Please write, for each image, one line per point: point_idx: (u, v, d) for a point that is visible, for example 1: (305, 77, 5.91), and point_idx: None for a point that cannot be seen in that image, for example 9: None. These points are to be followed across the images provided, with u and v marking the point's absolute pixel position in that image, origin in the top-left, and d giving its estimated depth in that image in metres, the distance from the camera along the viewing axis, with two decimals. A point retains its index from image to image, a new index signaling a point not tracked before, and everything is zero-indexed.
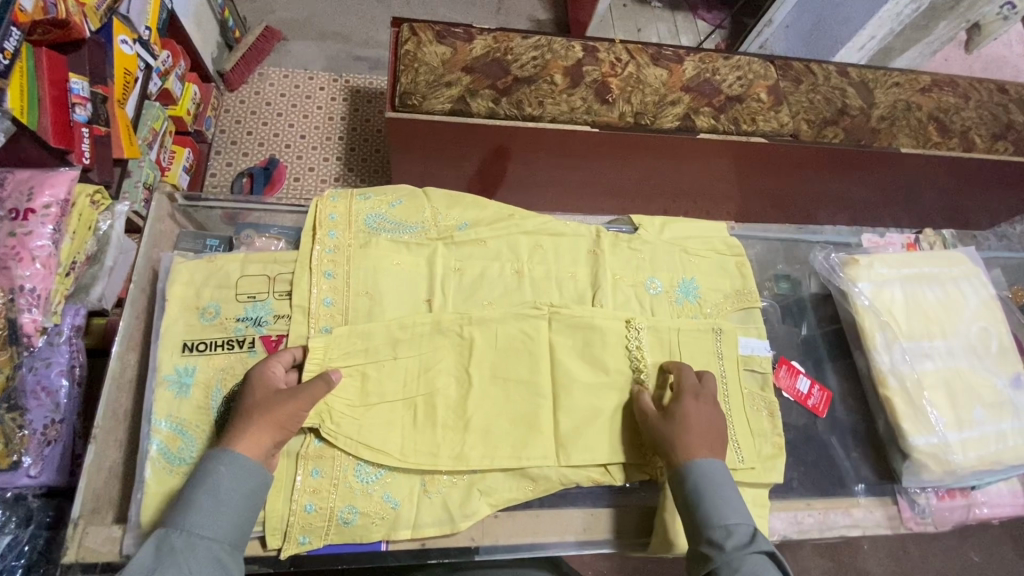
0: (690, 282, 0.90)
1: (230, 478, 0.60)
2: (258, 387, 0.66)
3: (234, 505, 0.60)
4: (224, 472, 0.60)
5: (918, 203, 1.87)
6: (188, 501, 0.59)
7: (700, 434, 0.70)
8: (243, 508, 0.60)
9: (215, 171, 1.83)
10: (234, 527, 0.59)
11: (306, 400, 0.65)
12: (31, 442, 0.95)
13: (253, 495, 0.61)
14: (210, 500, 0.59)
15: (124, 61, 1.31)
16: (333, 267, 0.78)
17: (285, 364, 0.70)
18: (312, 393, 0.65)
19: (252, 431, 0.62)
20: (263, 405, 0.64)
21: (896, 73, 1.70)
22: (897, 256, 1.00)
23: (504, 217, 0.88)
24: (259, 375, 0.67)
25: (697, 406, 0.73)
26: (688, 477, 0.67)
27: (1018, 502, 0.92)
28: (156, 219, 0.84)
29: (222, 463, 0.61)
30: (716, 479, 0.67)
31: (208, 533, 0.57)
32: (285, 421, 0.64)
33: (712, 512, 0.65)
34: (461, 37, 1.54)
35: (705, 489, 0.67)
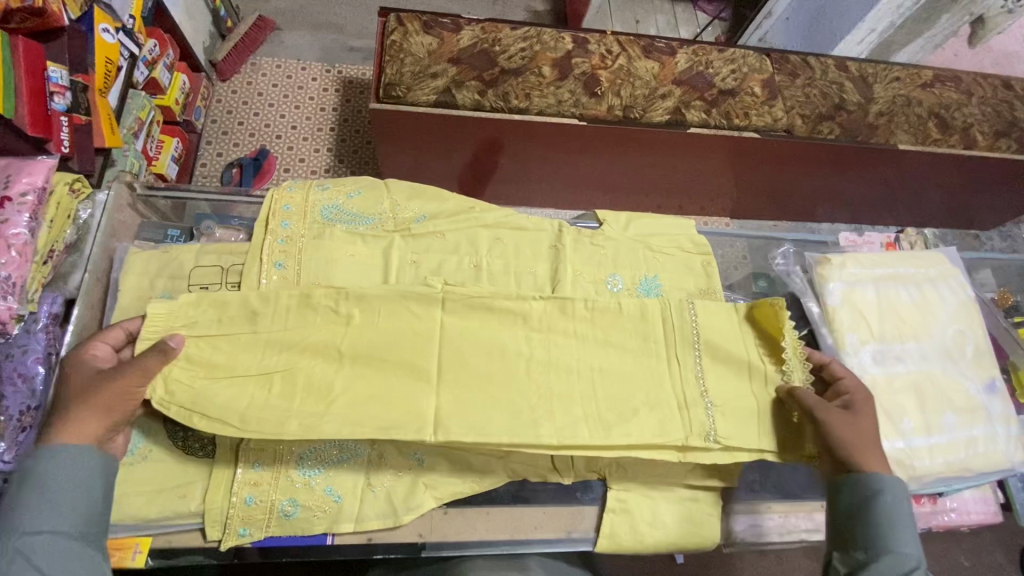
0: (652, 280, 0.91)
1: (55, 472, 0.60)
2: (78, 374, 0.65)
3: (69, 493, 0.60)
4: (47, 469, 0.60)
5: (918, 200, 1.82)
6: (14, 502, 0.59)
7: (866, 438, 0.72)
8: (82, 494, 0.61)
9: (205, 162, 1.83)
10: (79, 517, 0.60)
11: (136, 375, 0.64)
12: (6, 428, 0.87)
13: (90, 480, 0.61)
14: (38, 499, 0.58)
15: (105, 49, 1.28)
16: (284, 258, 0.80)
17: (113, 343, 0.69)
18: (141, 367, 0.64)
19: (75, 420, 0.62)
20: (82, 393, 0.63)
21: (897, 68, 1.65)
22: (873, 256, 0.98)
23: (464, 209, 0.89)
24: (78, 359, 0.66)
25: (872, 411, 0.75)
26: (870, 487, 0.68)
27: (988, 510, 0.91)
28: (114, 209, 0.85)
29: (41, 459, 0.60)
30: (901, 505, 0.67)
31: (44, 528, 0.57)
32: (113, 400, 0.64)
33: (888, 529, 0.65)
34: (449, 28, 1.52)
35: (888, 509, 0.66)
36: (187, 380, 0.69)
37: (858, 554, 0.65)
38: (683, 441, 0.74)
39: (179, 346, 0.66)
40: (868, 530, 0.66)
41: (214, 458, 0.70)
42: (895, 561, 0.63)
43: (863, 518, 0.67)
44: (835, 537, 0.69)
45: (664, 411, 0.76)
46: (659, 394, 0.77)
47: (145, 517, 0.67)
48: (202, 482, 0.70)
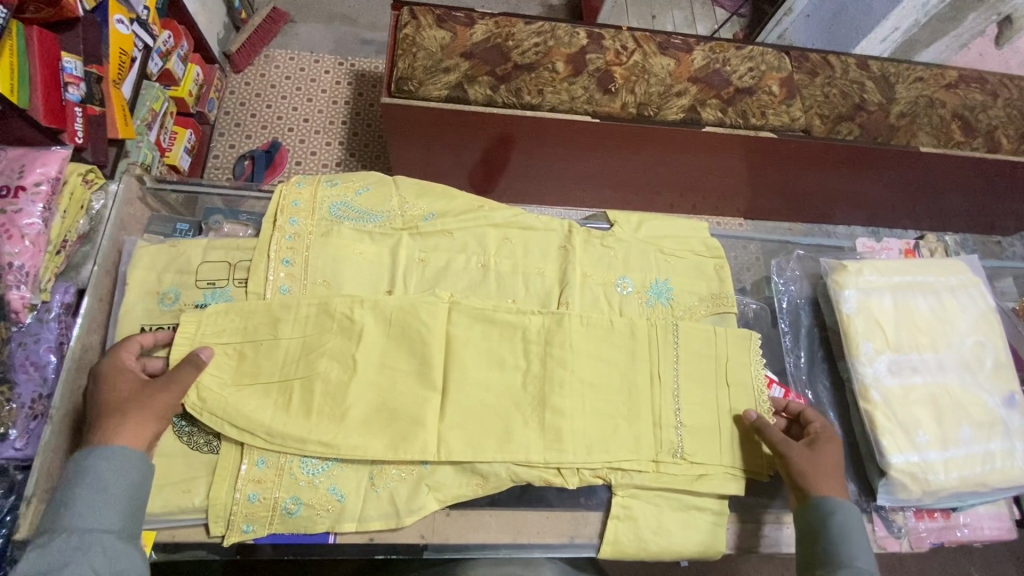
0: (663, 283, 0.89)
1: (112, 472, 0.60)
2: (114, 385, 0.66)
3: (122, 492, 0.60)
4: (97, 466, 0.60)
5: (938, 204, 1.78)
6: (62, 498, 0.59)
7: (824, 471, 0.74)
8: (132, 496, 0.62)
9: (217, 154, 1.83)
10: (123, 517, 0.60)
11: (176, 391, 0.67)
12: (18, 416, 0.86)
13: (137, 482, 0.62)
14: (93, 495, 0.59)
15: (119, 41, 1.29)
16: (291, 255, 0.79)
17: (136, 354, 0.70)
18: (183, 382, 0.68)
19: (127, 424, 0.63)
20: (123, 405, 0.64)
21: (920, 67, 1.61)
22: (891, 264, 0.95)
23: (473, 209, 0.88)
24: (113, 370, 0.67)
25: (834, 448, 0.76)
26: (825, 511, 0.71)
27: (1003, 526, 0.89)
28: (124, 202, 0.85)
29: (90, 457, 0.60)
30: (853, 521, 0.70)
31: (99, 526, 0.58)
32: (155, 410, 0.66)
33: (845, 547, 0.68)
34: (462, 22, 1.50)
35: (842, 527, 0.69)
36: (216, 388, 0.71)
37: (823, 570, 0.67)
38: (653, 458, 0.77)
39: (208, 358, 0.70)
40: (829, 548, 0.68)
41: (219, 454, 0.70)
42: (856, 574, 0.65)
43: (825, 538, 0.69)
44: (805, 561, 0.70)
45: (642, 424, 0.78)
46: (640, 410, 0.79)
47: (149, 511, 0.67)
48: (206, 478, 0.70)
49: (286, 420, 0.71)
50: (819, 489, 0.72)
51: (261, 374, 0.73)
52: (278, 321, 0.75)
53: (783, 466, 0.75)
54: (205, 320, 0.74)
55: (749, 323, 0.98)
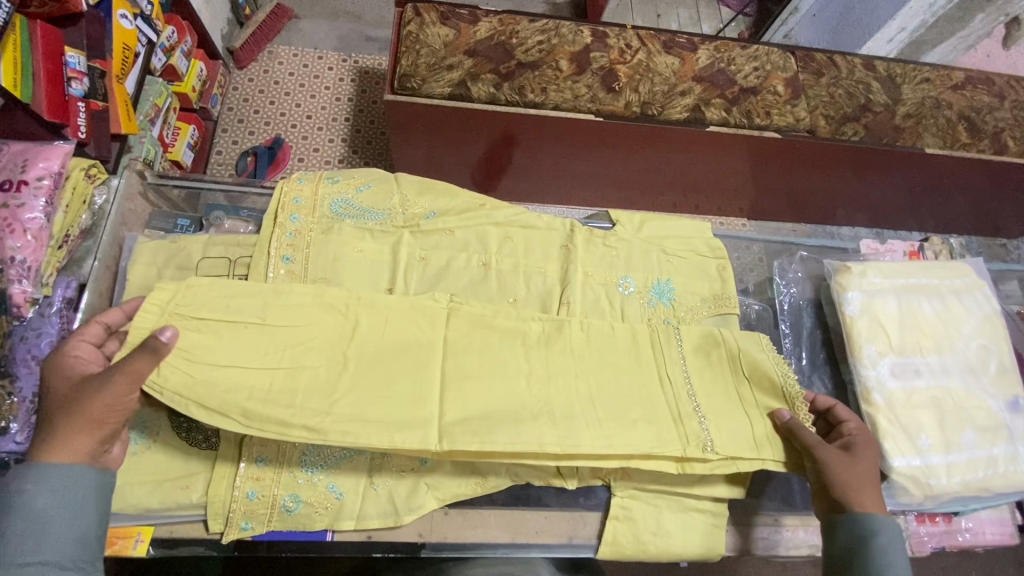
0: (665, 283, 0.89)
1: (48, 496, 0.59)
2: (60, 384, 0.63)
3: (63, 515, 0.59)
4: (38, 493, 0.58)
5: (943, 206, 1.76)
6: (6, 525, 0.57)
7: (865, 482, 0.72)
8: (78, 515, 0.60)
9: (220, 149, 1.83)
10: (73, 544, 0.59)
11: (122, 385, 0.61)
12: (20, 409, 0.87)
13: (81, 500, 0.61)
14: (29, 523, 0.57)
15: (123, 36, 1.28)
16: (292, 252, 0.79)
17: (92, 344, 0.67)
18: (128, 373, 0.60)
19: (69, 439, 0.60)
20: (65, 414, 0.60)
21: (927, 68, 1.60)
22: (895, 265, 0.95)
23: (475, 207, 0.88)
24: (58, 368, 0.63)
25: (871, 455, 0.75)
26: (867, 526, 0.69)
27: (1006, 532, 0.88)
28: (124, 198, 0.85)
29: (29, 483, 0.59)
30: (894, 538, 0.69)
31: (38, 556, 0.57)
32: (98, 415, 0.61)
33: (888, 567, 0.66)
34: (466, 19, 1.50)
35: (885, 547, 0.67)
36: (189, 371, 0.65)
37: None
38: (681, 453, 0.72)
39: (170, 342, 0.62)
40: (872, 565, 0.67)
41: (217, 451, 0.70)
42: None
43: (866, 553, 0.68)
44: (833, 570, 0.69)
45: (658, 421, 0.74)
46: (653, 407, 0.76)
47: (147, 506, 0.67)
48: (205, 474, 0.70)
49: None
50: (860, 502, 0.71)
51: None
52: None
53: (815, 470, 0.74)
54: (182, 290, 0.69)
55: (751, 324, 0.97)
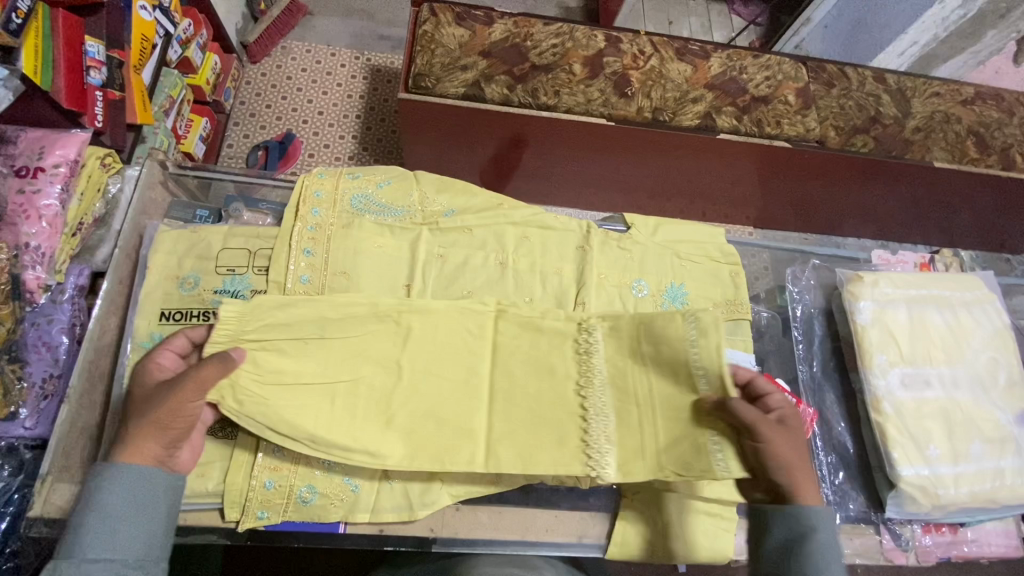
0: (678, 288, 0.89)
1: (119, 493, 0.57)
2: (140, 384, 0.64)
3: (130, 514, 0.57)
4: (115, 490, 0.57)
5: (950, 220, 1.78)
6: (74, 525, 0.55)
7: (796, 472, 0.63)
8: (147, 516, 0.58)
9: (232, 143, 1.84)
10: (140, 544, 0.57)
11: (192, 389, 0.61)
12: (30, 395, 0.87)
13: (151, 501, 0.59)
14: (98, 521, 0.56)
15: (142, 27, 1.29)
16: (312, 246, 0.80)
17: (177, 352, 0.68)
18: (198, 376, 0.61)
19: (138, 435, 0.59)
20: (138, 409, 0.60)
21: (937, 83, 1.61)
22: (907, 277, 0.96)
23: (492, 206, 0.89)
24: (144, 369, 0.65)
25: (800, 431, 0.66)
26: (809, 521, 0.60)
27: (1012, 543, 0.89)
28: (147, 187, 0.85)
29: (107, 479, 0.57)
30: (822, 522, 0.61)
31: (107, 554, 0.55)
32: (169, 418, 0.60)
33: (825, 569, 0.58)
34: (481, 20, 1.51)
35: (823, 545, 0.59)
36: (257, 390, 0.68)
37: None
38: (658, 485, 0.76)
39: (237, 358, 0.65)
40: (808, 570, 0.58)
41: (236, 442, 0.71)
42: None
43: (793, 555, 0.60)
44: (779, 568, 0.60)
45: None
46: None
47: None
48: (222, 462, 0.70)
49: (330, 425, 0.70)
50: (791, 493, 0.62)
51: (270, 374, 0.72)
52: (293, 310, 0.76)
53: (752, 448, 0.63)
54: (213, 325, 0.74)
55: (761, 331, 0.98)
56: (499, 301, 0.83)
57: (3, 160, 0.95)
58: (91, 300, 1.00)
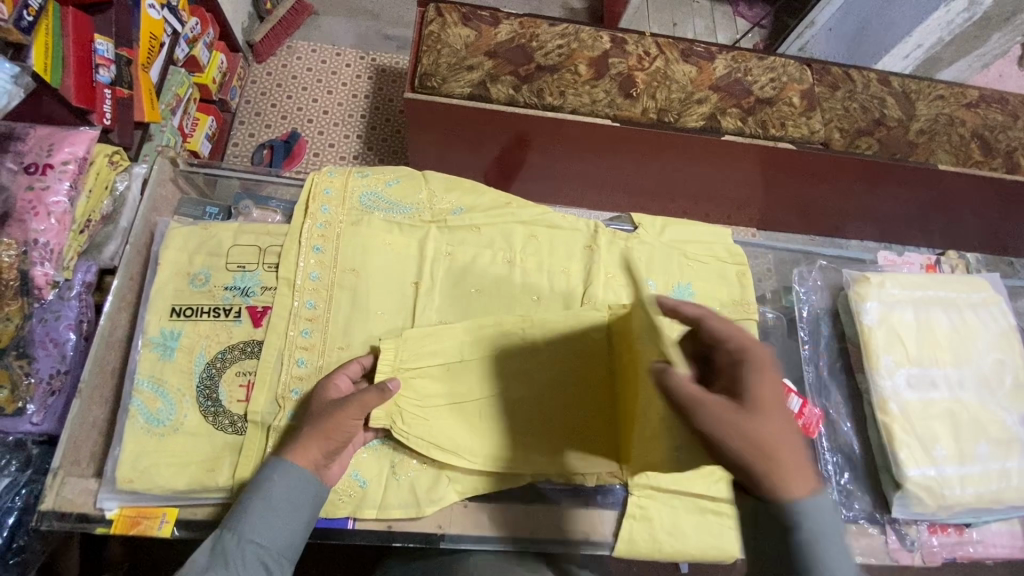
0: (685, 287, 0.90)
1: (280, 488, 0.62)
2: (318, 400, 0.68)
3: (283, 511, 0.62)
4: (276, 484, 0.62)
5: (954, 223, 1.78)
6: (244, 507, 0.62)
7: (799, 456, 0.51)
8: (295, 516, 0.62)
9: (237, 142, 1.85)
10: (283, 540, 0.61)
11: (355, 410, 0.65)
12: (37, 390, 0.88)
13: (303, 504, 0.63)
14: (258, 509, 0.61)
15: (151, 25, 1.30)
16: (322, 243, 0.80)
17: (351, 376, 0.72)
18: (362, 400, 0.65)
19: (302, 442, 0.64)
20: (314, 422, 0.65)
21: (941, 86, 1.61)
22: (912, 278, 0.96)
23: (501, 205, 0.89)
24: (323, 386, 0.70)
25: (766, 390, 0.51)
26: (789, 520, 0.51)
27: (1016, 545, 0.89)
28: (157, 184, 0.86)
29: (274, 473, 0.62)
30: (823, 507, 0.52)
31: (258, 541, 0.60)
32: (332, 432, 0.64)
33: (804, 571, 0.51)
34: (487, 21, 1.51)
35: (821, 533, 0.51)
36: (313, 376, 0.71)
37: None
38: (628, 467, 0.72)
39: (395, 389, 0.68)
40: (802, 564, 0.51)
41: (245, 436, 0.71)
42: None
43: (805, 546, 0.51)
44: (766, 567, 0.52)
45: None
46: None
47: (174, 488, 0.68)
48: (231, 457, 0.70)
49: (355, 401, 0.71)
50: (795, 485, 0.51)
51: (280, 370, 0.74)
52: (302, 306, 0.76)
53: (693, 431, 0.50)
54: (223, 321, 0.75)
55: (767, 332, 0.99)
56: (507, 300, 0.84)
57: (14, 156, 0.95)
58: (99, 296, 1.00)
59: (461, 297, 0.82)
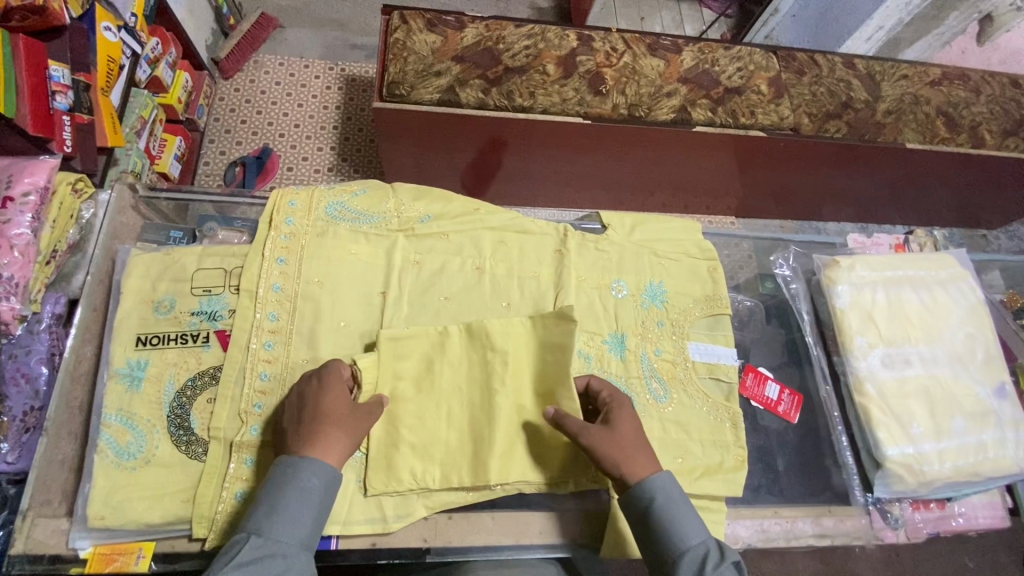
0: (657, 286, 0.90)
1: (309, 479, 0.63)
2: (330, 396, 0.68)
3: (309, 505, 0.62)
4: (305, 473, 0.62)
5: (926, 200, 1.82)
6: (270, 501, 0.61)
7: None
8: (320, 507, 0.63)
9: (209, 160, 1.82)
10: (307, 529, 0.62)
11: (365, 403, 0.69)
12: (10, 429, 0.86)
13: (324, 495, 0.64)
14: (287, 499, 0.61)
15: (107, 48, 1.26)
16: (286, 254, 0.79)
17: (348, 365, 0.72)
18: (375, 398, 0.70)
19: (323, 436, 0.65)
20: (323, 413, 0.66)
21: (905, 65, 1.63)
22: (881, 259, 0.97)
23: (469, 211, 0.89)
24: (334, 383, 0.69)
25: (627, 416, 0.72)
26: (645, 497, 0.67)
27: (997, 515, 0.91)
28: (116, 211, 0.84)
29: (300, 465, 0.63)
30: (675, 490, 0.68)
31: (285, 534, 0.60)
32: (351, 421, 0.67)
33: (672, 541, 0.65)
34: (453, 25, 1.50)
35: (666, 507, 0.67)
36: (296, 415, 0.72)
37: (669, 566, 0.65)
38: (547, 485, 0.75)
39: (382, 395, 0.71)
40: (664, 539, 0.66)
41: (205, 459, 0.70)
42: (693, 561, 0.64)
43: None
44: (650, 548, 0.66)
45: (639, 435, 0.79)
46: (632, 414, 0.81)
47: (149, 523, 0.67)
48: (196, 483, 0.69)
49: None
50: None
51: (232, 388, 0.72)
52: (264, 318, 0.75)
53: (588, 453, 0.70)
54: (192, 350, 0.74)
55: (742, 320, 1.00)
56: (479, 306, 0.83)
57: None
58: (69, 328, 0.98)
59: (430, 306, 0.82)
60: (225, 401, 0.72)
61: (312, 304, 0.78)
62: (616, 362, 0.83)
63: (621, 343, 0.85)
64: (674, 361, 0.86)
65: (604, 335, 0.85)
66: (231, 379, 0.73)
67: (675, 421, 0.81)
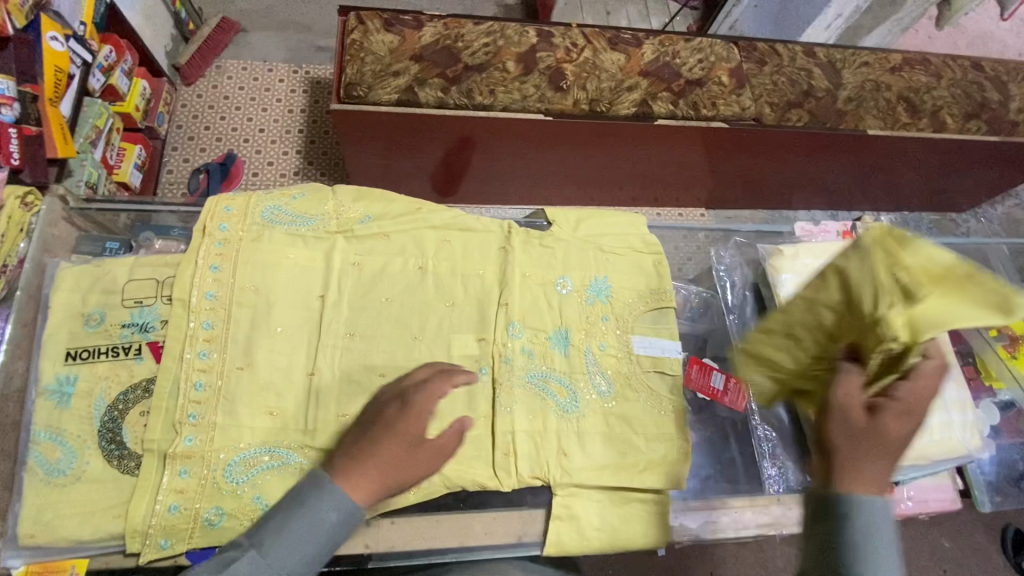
0: (602, 281, 0.90)
1: (328, 512, 0.59)
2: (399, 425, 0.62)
3: (306, 543, 0.58)
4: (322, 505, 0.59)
5: (893, 185, 1.83)
6: (281, 521, 0.59)
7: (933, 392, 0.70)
8: (318, 544, 0.59)
9: (171, 169, 1.80)
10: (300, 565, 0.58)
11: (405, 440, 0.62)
12: None
13: (328, 535, 0.59)
14: (298, 527, 0.59)
15: (55, 58, 1.23)
16: (220, 261, 0.78)
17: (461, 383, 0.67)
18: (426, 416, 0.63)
19: (356, 474, 0.60)
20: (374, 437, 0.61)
21: (865, 52, 1.64)
22: (827, 246, 0.98)
23: (411, 211, 0.88)
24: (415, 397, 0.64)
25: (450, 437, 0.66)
26: (843, 507, 0.61)
27: (945, 498, 0.92)
28: (48, 223, 0.82)
29: (320, 495, 0.59)
30: (881, 510, 0.61)
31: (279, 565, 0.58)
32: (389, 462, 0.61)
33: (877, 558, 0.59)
34: (410, 25, 1.49)
35: (868, 527, 0.60)
36: (234, 423, 0.72)
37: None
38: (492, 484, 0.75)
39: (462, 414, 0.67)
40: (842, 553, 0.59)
41: (138, 473, 0.69)
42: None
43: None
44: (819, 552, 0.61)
45: (585, 429, 0.80)
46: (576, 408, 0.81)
47: (79, 539, 0.66)
48: (129, 497, 0.68)
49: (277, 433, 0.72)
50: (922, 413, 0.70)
51: (163, 398, 0.71)
52: (198, 327, 0.74)
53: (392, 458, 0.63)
54: (125, 363, 0.73)
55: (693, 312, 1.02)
56: (421, 306, 0.83)
57: None
58: None
59: (371, 308, 0.81)
60: (159, 414, 0.71)
61: (250, 312, 0.77)
62: (560, 358, 0.84)
63: (565, 338, 0.85)
64: (619, 355, 0.86)
65: (548, 331, 0.85)
66: (165, 390, 0.72)
67: (619, 416, 0.82)
